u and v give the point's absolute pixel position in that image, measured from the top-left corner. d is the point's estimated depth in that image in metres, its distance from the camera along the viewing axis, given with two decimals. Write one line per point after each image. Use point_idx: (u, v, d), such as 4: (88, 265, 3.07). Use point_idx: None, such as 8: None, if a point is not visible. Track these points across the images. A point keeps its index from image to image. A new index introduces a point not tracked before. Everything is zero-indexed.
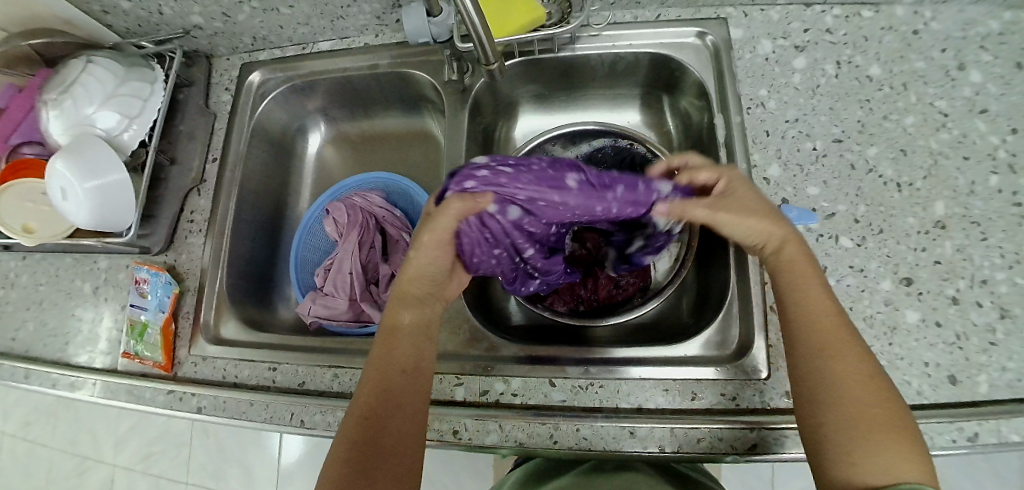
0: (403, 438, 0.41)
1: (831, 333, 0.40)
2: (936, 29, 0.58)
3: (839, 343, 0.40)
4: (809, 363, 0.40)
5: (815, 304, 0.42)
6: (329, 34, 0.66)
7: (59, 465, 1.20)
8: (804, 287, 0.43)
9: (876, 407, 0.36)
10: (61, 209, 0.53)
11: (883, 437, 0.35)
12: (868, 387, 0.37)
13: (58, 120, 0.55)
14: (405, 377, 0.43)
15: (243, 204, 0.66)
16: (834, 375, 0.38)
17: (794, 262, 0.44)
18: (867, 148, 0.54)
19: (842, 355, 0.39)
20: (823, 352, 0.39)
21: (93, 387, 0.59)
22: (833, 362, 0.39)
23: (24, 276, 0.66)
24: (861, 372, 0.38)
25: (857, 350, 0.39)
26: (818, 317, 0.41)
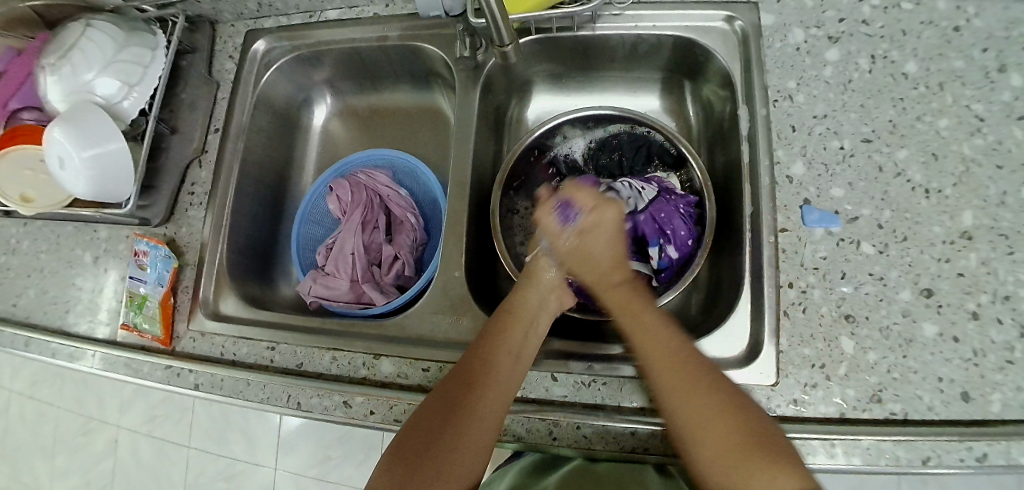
0: (485, 420, 0.41)
1: (664, 365, 0.42)
2: (979, 25, 0.54)
3: (688, 377, 0.41)
4: (671, 402, 0.40)
5: (658, 343, 0.44)
6: (338, 3, 0.63)
7: (65, 425, 1.22)
8: (644, 317, 0.47)
9: (732, 422, 0.38)
10: (58, 178, 0.52)
11: (748, 460, 0.36)
12: (709, 418, 0.38)
13: (56, 85, 0.53)
14: (509, 357, 0.45)
15: (245, 179, 0.64)
16: (681, 413, 0.40)
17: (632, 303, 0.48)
18: (898, 150, 0.52)
19: (699, 392, 0.40)
20: (667, 392, 0.41)
21: (93, 357, 0.58)
22: (677, 403, 0.40)
23: (24, 241, 0.65)
24: (710, 409, 0.39)
25: (707, 378, 0.41)
26: (660, 348, 0.43)
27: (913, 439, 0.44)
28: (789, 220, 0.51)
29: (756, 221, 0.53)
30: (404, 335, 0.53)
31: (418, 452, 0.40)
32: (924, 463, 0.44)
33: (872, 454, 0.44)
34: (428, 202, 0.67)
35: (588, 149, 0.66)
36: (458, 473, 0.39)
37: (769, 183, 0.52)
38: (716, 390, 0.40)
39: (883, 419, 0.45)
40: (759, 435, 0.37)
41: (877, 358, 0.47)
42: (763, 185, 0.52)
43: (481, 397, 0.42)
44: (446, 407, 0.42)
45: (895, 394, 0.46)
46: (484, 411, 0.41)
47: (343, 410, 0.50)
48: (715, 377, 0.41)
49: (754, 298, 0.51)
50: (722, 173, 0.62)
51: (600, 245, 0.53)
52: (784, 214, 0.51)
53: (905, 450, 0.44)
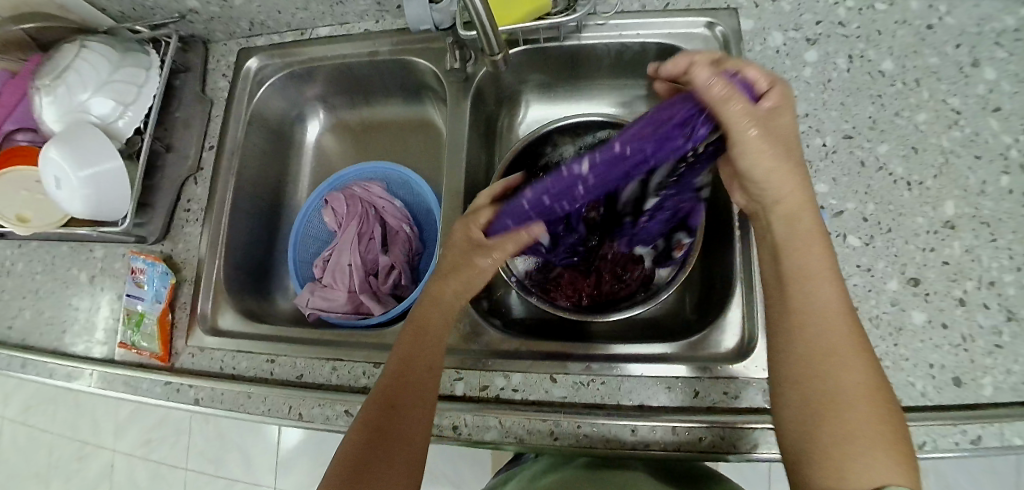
0: (412, 434, 0.42)
1: (835, 338, 0.36)
2: (951, 23, 0.56)
3: (840, 356, 0.35)
4: (836, 374, 0.35)
5: (817, 304, 0.37)
6: (329, 20, 0.64)
7: (59, 450, 1.20)
8: (815, 271, 0.38)
9: (876, 411, 0.33)
10: (55, 197, 0.52)
11: (877, 450, 0.32)
12: (872, 405, 0.33)
13: (51, 106, 0.53)
14: (423, 372, 0.45)
15: (240, 194, 0.65)
16: (833, 389, 0.34)
17: (806, 244, 0.39)
18: (878, 145, 0.53)
19: (848, 370, 0.35)
20: (815, 361, 0.35)
21: (90, 377, 0.58)
22: (835, 377, 0.34)
23: (19, 264, 0.65)
24: (854, 386, 0.34)
25: (863, 354, 0.35)
26: (828, 309, 0.37)
27: (908, 425, 0.45)
28: None
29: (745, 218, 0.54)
30: None
31: (347, 480, 0.40)
32: (920, 448, 0.44)
33: None
34: (423, 211, 0.68)
35: None
36: (401, 470, 0.41)
37: None
38: (869, 370, 0.35)
39: None
40: (896, 428, 0.33)
41: (869, 347, 0.48)
42: None
43: (405, 397, 0.43)
44: (372, 432, 0.42)
45: (889, 382, 0.47)
46: (408, 427, 0.42)
47: (344, 419, 0.50)
48: (861, 352, 0.35)
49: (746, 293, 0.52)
50: None
51: (770, 179, 0.39)
52: None
53: None
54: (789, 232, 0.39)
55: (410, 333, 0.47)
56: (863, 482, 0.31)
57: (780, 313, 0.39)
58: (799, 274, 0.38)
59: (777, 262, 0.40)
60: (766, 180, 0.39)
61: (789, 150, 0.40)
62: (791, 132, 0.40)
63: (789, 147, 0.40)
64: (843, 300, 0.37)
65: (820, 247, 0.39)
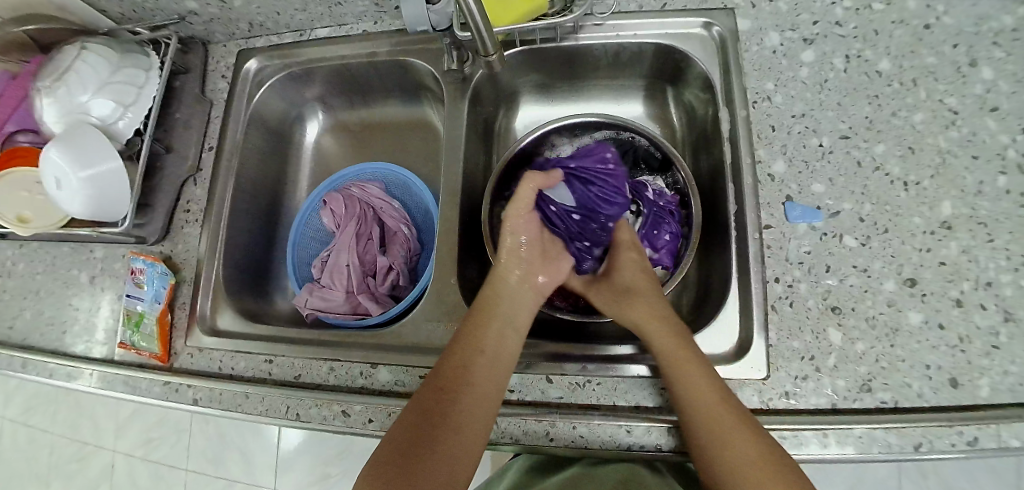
0: (466, 428, 0.42)
1: (709, 415, 0.42)
2: (948, 23, 0.56)
3: (723, 423, 0.41)
4: (716, 448, 0.41)
5: (696, 384, 0.43)
6: (327, 21, 0.65)
7: (61, 450, 1.21)
8: (689, 367, 0.44)
9: (761, 463, 0.40)
10: (54, 197, 0.52)
11: (767, 481, 0.39)
12: (759, 462, 0.40)
13: (50, 107, 0.53)
14: (488, 363, 0.45)
15: (239, 195, 0.65)
16: (724, 467, 0.41)
17: (681, 361, 0.45)
18: (875, 145, 0.53)
19: (736, 445, 0.40)
20: (720, 434, 0.41)
21: (90, 377, 0.58)
22: (730, 454, 0.40)
23: (20, 264, 0.66)
24: (744, 449, 0.40)
25: (724, 406, 0.42)
26: (696, 389, 0.43)
27: (904, 426, 0.45)
28: (773, 216, 0.52)
29: (741, 218, 0.54)
30: (400, 343, 0.54)
31: (395, 464, 0.39)
32: (916, 449, 0.44)
33: (865, 442, 0.45)
34: (421, 211, 0.68)
35: None
36: (449, 467, 0.40)
37: (752, 182, 0.54)
38: (743, 426, 0.41)
39: (875, 407, 0.46)
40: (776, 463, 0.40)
41: (865, 347, 0.48)
42: (747, 183, 0.54)
43: (459, 405, 0.42)
44: (425, 418, 0.42)
45: (885, 383, 0.47)
46: (463, 419, 0.42)
47: (341, 419, 0.50)
48: (733, 412, 0.42)
49: (743, 292, 0.52)
50: (707, 174, 0.63)
51: (626, 276, 0.55)
52: (769, 210, 0.52)
53: (896, 437, 0.45)
54: (663, 346, 0.47)
55: (477, 322, 0.48)
56: None
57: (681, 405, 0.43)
58: (691, 388, 0.43)
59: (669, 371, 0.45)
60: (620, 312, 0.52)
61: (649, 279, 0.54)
62: (636, 271, 0.55)
63: (637, 270, 0.55)
64: (712, 380, 0.44)
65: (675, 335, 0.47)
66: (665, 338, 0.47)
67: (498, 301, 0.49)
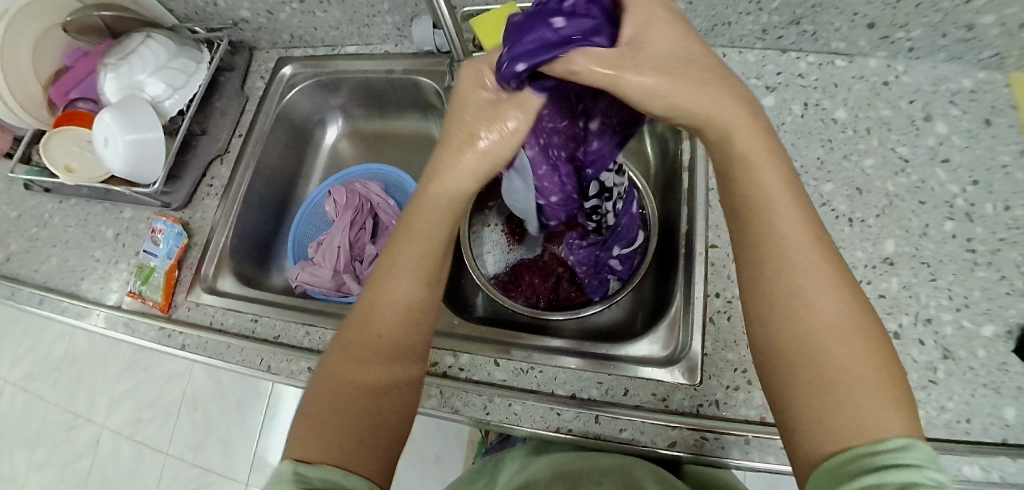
0: (401, 378, 0.41)
1: (799, 265, 0.34)
2: (908, 82, 0.61)
3: (815, 276, 0.33)
4: (784, 303, 0.34)
5: (784, 227, 0.35)
6: (356, 40, 0.75)
7: (56, 419, 1.27)
8: (782, 204, 0.36)
9: (842, 344, 0.32)
10: (101, 153, 0.61)
11: (859, 390, 0.30)
12: (845, 341, 0.32)
13: (112, 81, 0.64)
14: (412, 299, 0.42)
15: (257, 176, 0.74)
16: (796, 319, 0.33)
17: (756, 165, 0.37)
18: (824, 184, 0.57)
19: (824, 299, 0.33)
20: (807, 281, 0.33)
21: (98, 317, 0.66)
22: (802, 311, 0.33)
23: (58, 217, 0.75)
24: (838, 312, 0.32)
25: (842, 285, 0.33)
26: (794, 235, 0.35)
27: None
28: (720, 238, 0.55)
29: (690, 238, 0.57)
30: None
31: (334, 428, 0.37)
32: None
33: None
34: None
35: None
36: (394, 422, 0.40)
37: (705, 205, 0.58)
38: (847, 296, 0.33)
39: None
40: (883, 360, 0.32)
41: None
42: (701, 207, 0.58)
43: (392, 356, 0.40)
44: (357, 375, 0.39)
45: None
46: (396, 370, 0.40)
47: (306, 374, 0.54)
48: (836, 260, 0.34)
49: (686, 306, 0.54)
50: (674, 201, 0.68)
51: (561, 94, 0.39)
52: (715, 232, 0.56)
53: None
54: (714, 132, 0.37)
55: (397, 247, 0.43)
56: (859, 422, 0.30)
57: (752, 223, 0.36)
58: (764, 202, 0.36)
59: (751, 176, 0.37)
60: (694, 103, 0.36)
61: (739, 95, 0.38)
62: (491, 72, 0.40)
63: None
64: (816, 228, 0.35)
65: (774, 165, 0.37)
66: (770, 175, 0.37)
67: (426, 212, 0.43)
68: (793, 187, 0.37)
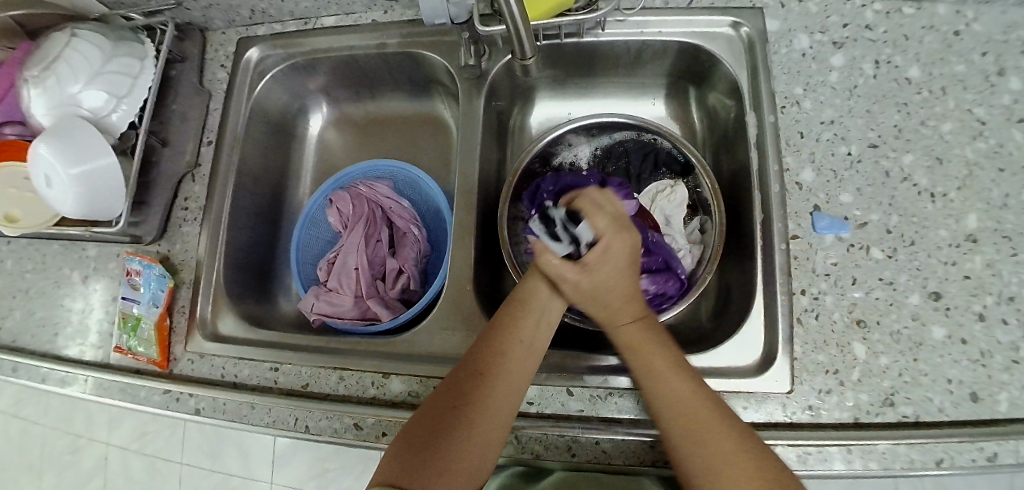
0: (487, 427, 0.39)
1: (678, 405, 0.40)
2: (978, 30, 0.55)
3: (704, 422, 0.39)
4: (675, 433, 0.39)
5: (670, 380, 0.41)
6: (334, 9, 0.62)
7: (52, 441, 1.17)
8: (648, 349, 0.43)
9: (728, 473, 0.36)
10: (48, 197, 0.49)
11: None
12: (722, 467, 0.37)
13: (39, 99, 0.49)
14: (521, 350, 0.43)
15: (240, 190, 0.62)
16: (687, 445, 0.38)
17: (642, 338, 0.44)
18: (903, 155, 0.52)
19: (710, 433, 0.38)
20: (696, 425, 0.39)
21: (85, 382, 0.55)
22: (687, 426, 0.39)
23: (8, 260, 0.62)
24: (726, 446, 0.37)
25: (728, 426, 0.38)
26: (665, 387, 0.41)
27: (928, 442, 0.44)
28: (800, 227, 0.51)
29: (767, 228, 0.52)
30: (413, 353, 0.52)
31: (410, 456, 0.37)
32: (937, 465, 0.44)
33: (888, 459, 0.44)
34: (431, 213, 0.65)
35: (592, 157, 0.65)
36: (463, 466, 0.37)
37: (780, 191, 0.52)
38: (731, 434, 0.38)
39: (897, 422, 0.46)
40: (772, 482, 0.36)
41: (889, 362, 0.47)
42: (774, 193, 0.52)
43: (483, 403, 0.40)
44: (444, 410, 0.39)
45: (908, 397, 0.46)
46: (482, 419, 0.39)
47: (353, 432, 0.48)
48: (729, 415, 0.39)
49: (768, 307, 0.50)
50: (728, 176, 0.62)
51: None
52: (795, 221, 0.51)
53: (919, 453, 0.44)
54: (626, 336, 0.45)
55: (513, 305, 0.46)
56: None
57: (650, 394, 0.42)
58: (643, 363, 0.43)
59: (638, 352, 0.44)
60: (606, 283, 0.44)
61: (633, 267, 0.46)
62: None
63: None
64: (694, 384, 0.41)
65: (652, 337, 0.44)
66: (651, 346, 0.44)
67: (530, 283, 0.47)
68: (663, 344, 0.44)
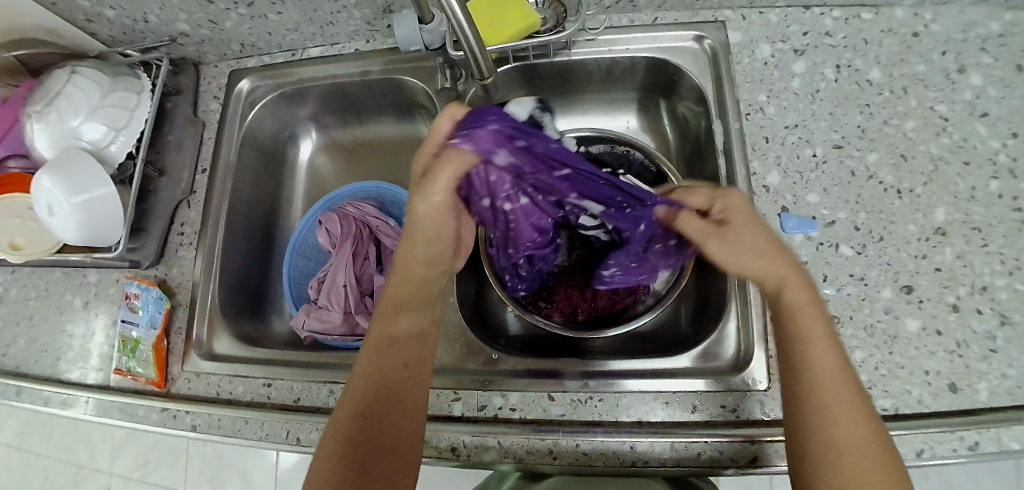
0: (393, 432, 0.41)
1: (825, 376, 0.38)
2: (936, 31, 0.57)
3: (844, 396, 0.37)
4: (821, 408, 0.37)
5: (818, 351, 0.39)
6: (319, 40, 0.65)
7: (55, 473, 1.18)
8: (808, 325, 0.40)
9: (870, 450, 0.35)
10: (49, 225, 0.52)
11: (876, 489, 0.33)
12: (860, 440, 0.35)
13: (41, 133, 0.53)
14: (399, 360, 0.44)
15: (233, 214, 0.65)
16: (826, 420, 0.36)
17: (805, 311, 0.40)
18: (868, 154, 0.54)
19: (848, 410, 0.36)
20: (836, 403, 0.36)
21: (86, 404, 0.57)
22: (830, 412, 0.36)
23: (12, 290, 0.64)
24: (855, 420, 0.36)
25: (861, 403, 0.37)
26: (821, 361, 0.38)
27: (906, 433, 0.44)
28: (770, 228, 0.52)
29: None
30: None
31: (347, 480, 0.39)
32: (918, 456, 0.44)
33: None
34: None
35: None
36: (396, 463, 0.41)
37: (749, 193, 0.54)
38: (865, 414, 0.36)
39: (875, 415, 0.46)
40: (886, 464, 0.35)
41: (864, 356, 0.48)
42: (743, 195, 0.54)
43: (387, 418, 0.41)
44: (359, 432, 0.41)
45: (885, 390, 0.46)
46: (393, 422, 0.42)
47: None
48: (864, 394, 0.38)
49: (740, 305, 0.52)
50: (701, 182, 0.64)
51: None
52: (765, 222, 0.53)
53: (897, 444, 0.44)
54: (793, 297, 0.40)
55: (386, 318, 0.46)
56: None
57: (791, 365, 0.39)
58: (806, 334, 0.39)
59: (785, 313, 0.41)
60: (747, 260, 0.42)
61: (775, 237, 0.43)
62: None
63: None
64: (839, 353, 0.39)
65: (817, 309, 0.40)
66: (809, 311, 0.40)
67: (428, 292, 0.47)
68: (823, 312, 0.40)
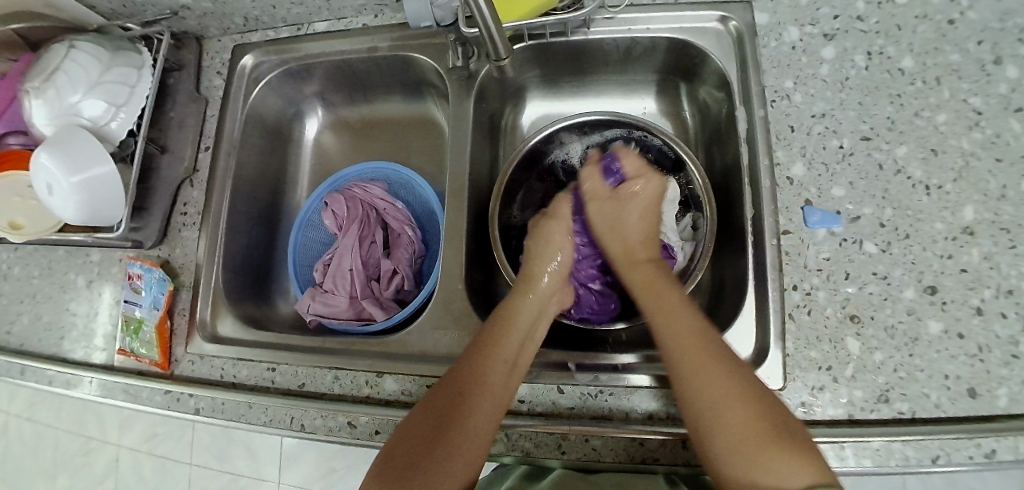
0: (469, 435, 0.41)
1: (678, 338, 0.43)
2: (973, 18, 0.54)
3: (704, 361, 0.41)
4: (685, 367, 0.41)
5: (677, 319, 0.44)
6: (325, 15, 0.63)
7: (65, 444, 1.20)
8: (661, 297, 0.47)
9: (741, 403, 0.38)
10: (49, 204, 0.50)
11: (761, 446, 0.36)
12: (734, 395, 0.38)
13: (38, 108, 0.51)
14: (501, 365, 0.44)
15: (237, 194, 0.63)
16: (692, 374, 0.40)
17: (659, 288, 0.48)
18: (896, 147, 0.51)
19: (714, 370, 0.40)
20: (696, 360, 0.41)
21: (90, 384, 0.57)
22: (697, 365, 0.40)
23: (16, 267, 0.64)
24: (724, 381, 0.39)
25: (720, 366, 0.40)
26: (678, 326, 0.44)
27: (922, 438, 0.43)
28: (791, 222, 0.51)
29: (756, 224, 0.52)
30: (407, 352, 0.53)
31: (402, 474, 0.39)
32: (934, 462, 0.43)
33: (882, 455, 0.43)
34: (426, 214, 0.66)
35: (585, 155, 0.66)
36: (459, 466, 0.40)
37: (770, 185, 0.52)
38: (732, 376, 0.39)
39: (891, 418, 0.45)
40: (779, 425, 0.37)
41: (883, 358, 0.46)
42: (765, 187, 0.52)
43: (465, 421, 0.41)
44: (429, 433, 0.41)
45: (903, 393, 0.45)
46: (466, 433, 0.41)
47: (348, 430, 0.49)
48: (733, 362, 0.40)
49: (757, 301, 0.51)
50: (719, 172, 0.62)
51: None
52: (786, 216, 0.51)
53: (913, 449, 0.43)
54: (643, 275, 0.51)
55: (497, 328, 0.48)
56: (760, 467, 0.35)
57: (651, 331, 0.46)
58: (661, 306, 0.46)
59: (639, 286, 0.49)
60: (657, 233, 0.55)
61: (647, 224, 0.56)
62: None
63: None
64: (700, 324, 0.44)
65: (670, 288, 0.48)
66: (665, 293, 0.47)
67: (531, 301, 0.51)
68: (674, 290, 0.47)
